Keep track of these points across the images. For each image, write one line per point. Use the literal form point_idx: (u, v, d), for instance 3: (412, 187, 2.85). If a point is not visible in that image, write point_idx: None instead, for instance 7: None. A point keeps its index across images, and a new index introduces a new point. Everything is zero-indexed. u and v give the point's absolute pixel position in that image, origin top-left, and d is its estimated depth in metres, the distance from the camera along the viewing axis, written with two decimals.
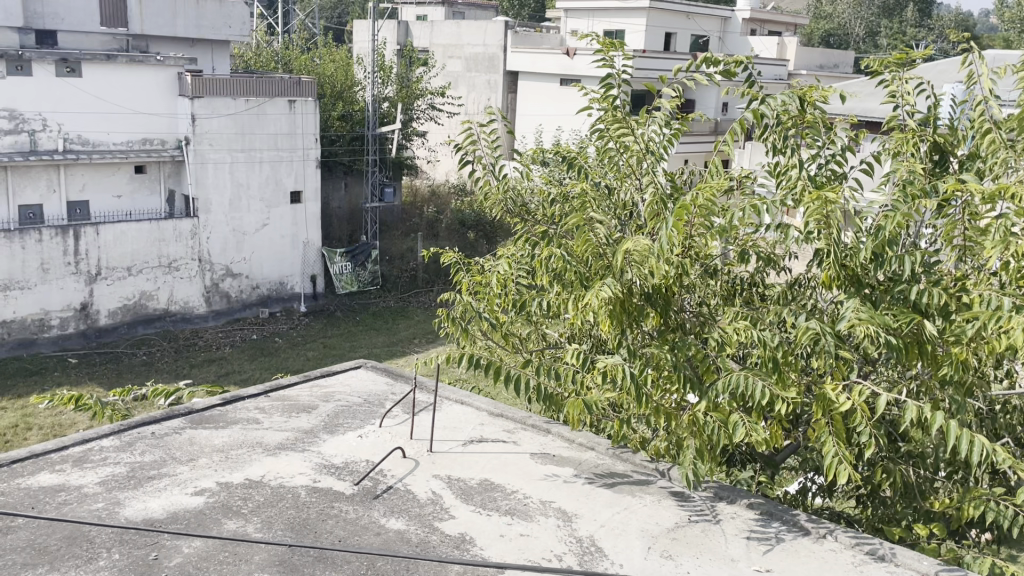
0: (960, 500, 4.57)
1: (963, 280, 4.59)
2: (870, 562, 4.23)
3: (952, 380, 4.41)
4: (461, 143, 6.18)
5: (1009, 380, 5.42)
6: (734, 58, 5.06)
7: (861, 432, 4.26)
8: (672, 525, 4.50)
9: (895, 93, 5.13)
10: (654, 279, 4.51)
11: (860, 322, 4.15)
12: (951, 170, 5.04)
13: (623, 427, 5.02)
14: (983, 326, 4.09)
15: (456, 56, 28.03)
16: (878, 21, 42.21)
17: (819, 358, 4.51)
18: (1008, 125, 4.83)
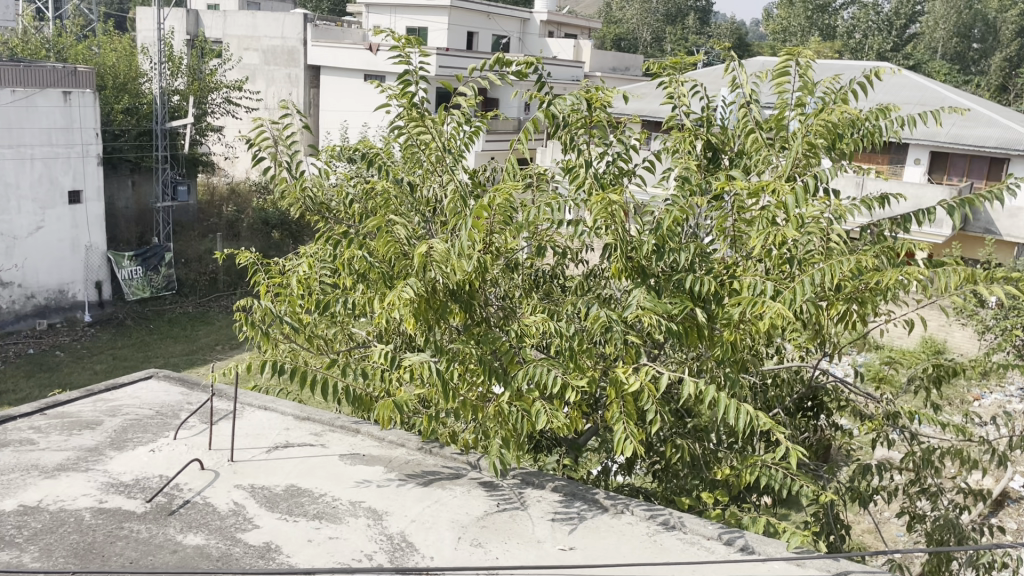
0: (738, 468, 5.03)
1: (734, 266, 5.01)
2: (662, 531, 4.54)
3: (728, 360, 4.81)
4: (253, 140, 5.84)
5: (780, 356, 6.03)
6: (524, 59, 5.18)
7: (650, 412, 4.58)
8: (481, 514, 4.61)
9: (672, 95, 5.51)
10: (456, 277, 4.55)
11: (645, 311, 4.45)
12: (723, 166, 5.49)
13: (432, 423, 5.09)
14: (749, 311, 4.51)
15: (252, 48, 26.88)
16: (662, 27, 45.36)
17: (610, 345, 4.77)
18: (768, 126, 5.31)
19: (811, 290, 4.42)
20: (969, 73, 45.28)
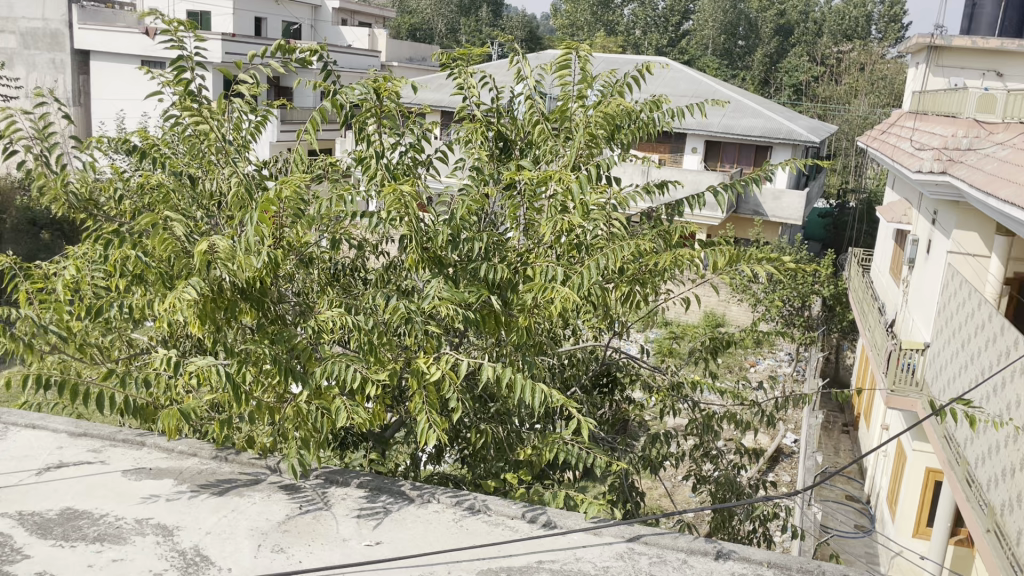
0: (540, 447, 5.19)
1: (528, 253, 5.14)
2: (468, 516, 4.60)
3: (525, 344, 4.93)
4: (1, 132, 5.21)
5: (576, 337, 6.29)
6: (308, 46, 5.01)
7: (451, 400, 4.61)
8: (283, 518, 4.45)
9: (462, 86, 5.55)
10: (244, 275, 4.32)
11: (441, 301, 4.47)
12: (514, 156, 5.62)
13: (226, 428, 4.84)
14: (541, 296, 4.65)
15: (7, 30, 24.37)
16: (456, 19, 45.95)
17: (410, 336, 4.75)
18: (553, 117, 5.49)
19: (597, 274, 4.65)
20: (736, 67, 49.58)
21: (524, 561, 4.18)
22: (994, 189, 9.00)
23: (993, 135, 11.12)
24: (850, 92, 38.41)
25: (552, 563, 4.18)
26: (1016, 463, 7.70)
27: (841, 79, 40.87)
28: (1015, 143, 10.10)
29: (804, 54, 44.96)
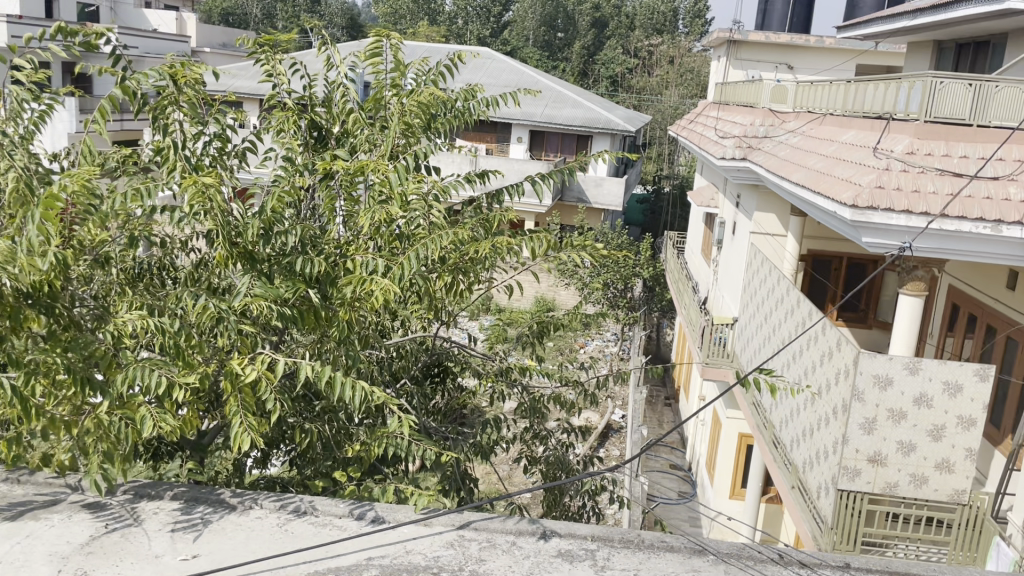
0: (368, 443, 5.09)
1: (347, 246, 5.01)
2: (294, 519, 4.44)
3: (346, 339, 4.80)
4: None
5: (404, 328, 6.22)
6: (93, 29, 4.64)
7: (269, 400, 4.42)
8: (86, 539, 4.12)
9: (271, 73, 5.33)
10: (27, 278, 3.94)
11: (254, 298, 4.27)
12: (330, 146, 5.48)
13: (15, 447, 4.41)
14: (361, 288, 4.54)
15: None
16: (272, 4, 44.50)
17: (222, 336, 4.50)
18: (368, 107, 5.38)
19: (418, 264, 4.59)
20: (556, 58, 51.14)
21: (353, 560, 4.09)
22: (788, 173, 9.81)
23: (785, 124, 12.11)
24: (661, 84, 40.63)
25: (382, 559, 4.12)
26: (814, 423, 8.44)
27: (653, 71, 43.07)
28: (803, 130, 11.06)
29: (618, 47, 47.09)
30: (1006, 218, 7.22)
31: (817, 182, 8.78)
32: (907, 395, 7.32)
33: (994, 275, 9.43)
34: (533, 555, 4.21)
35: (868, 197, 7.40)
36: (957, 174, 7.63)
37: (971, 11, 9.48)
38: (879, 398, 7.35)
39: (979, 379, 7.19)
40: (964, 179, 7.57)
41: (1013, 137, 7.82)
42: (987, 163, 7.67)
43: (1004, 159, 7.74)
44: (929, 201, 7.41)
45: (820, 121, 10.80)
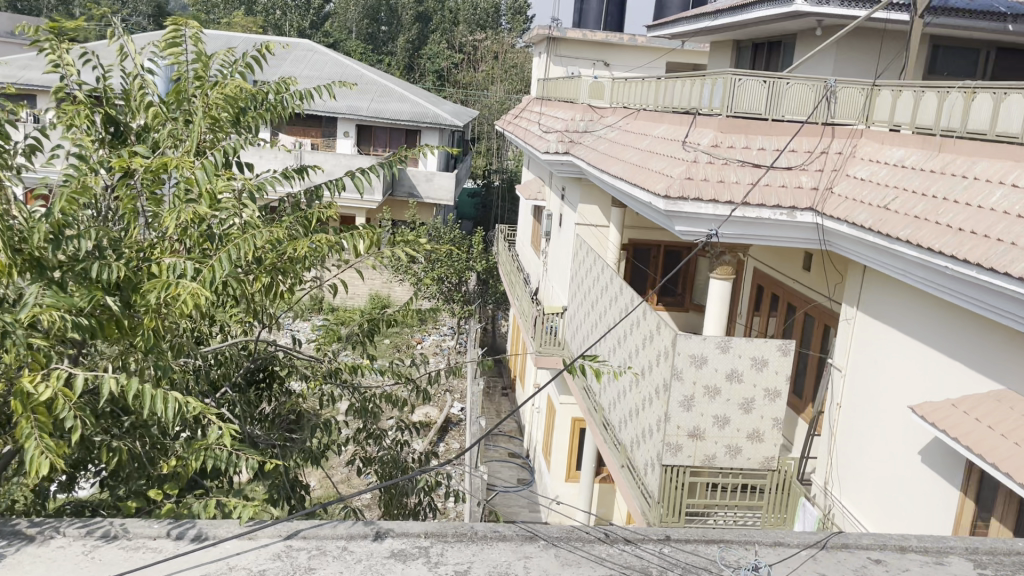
0: (185, 457, 4.77)
1: (153, 249, 4.69)
2: (102, 545, 4.10)
3: (154, 348, 4.48)
4: None
5: (222, 334, 5.91)
6: None
7: (67, 420, 4.05)
8: None
9: (58, 63, 4.88)
10: None
11: (42, 309, 3.88)
12: (129, 143, 5.10)
13: None
14: (167, 294, 4.24)
15: None
16: None
17: (8, 353, 4.07)
18: (170, 101, 5.07)
19: (231, 267, 4.36)
20: (381, 52, 50.66)
21: None
22: (607, 166, 10.23)
23: (604, 118, 12.60)
24: (488, 78, 41.17)
25: None
26: (639, 404, 8.84)
27: (479, 66, 43.61)
28: (620, 124, 11.55)
29: (443, 42, 47.25)
30: (799, 205, 7.92)
31: (634, 174, 9.22)
32: (721, 371, 7.81)
33: (791, 258, 10.25)
34: (365, 559, 4.08)
35: (679, 188, 7.84)
36: (756, 165, 8.22)
37: (763, 13, 10.24)
38: (696, 375, 7.81)
39: (782, 353, 7.81)
40: (762, 169, 8.18)
41: (803, 130, 8.52)
42: (781, 154, 8.33)
43: (796, 151, 8.42)
44: (732, 190, 7.96)
45: (634, 116, 11.31)
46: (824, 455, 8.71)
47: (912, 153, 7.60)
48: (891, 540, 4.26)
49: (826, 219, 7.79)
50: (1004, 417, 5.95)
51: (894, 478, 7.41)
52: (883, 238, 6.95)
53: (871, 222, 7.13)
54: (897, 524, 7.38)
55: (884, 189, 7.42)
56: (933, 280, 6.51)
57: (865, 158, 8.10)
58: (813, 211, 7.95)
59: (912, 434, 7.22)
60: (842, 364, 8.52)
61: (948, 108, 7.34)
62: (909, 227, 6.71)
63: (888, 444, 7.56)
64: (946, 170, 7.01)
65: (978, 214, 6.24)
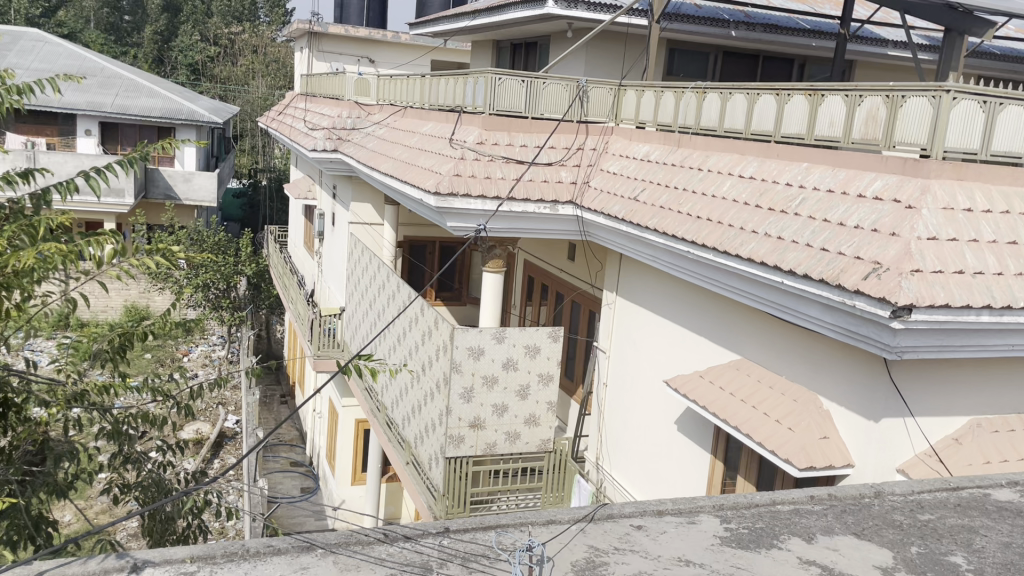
0: None
1: None
2: None
3: None
4: None
5: None
6: None
7: None
8: None
9: None
10: None
11: None
12: None
13: None
14: None
15: None
16: None
17: None
18: None
19: None
20: (125, 44, 46.88)
21: None
22: (376, 165, 10.18)
23: (371, 116, 12.53)
24: (248, 73, 39.46)
25: None
26: (421, 400, 8.88)
27: (237, 60, 41.68)
28: (387, 122, 11.52)
29: (197, 34, 44.68)
30: (560, 199, 8.34)
31: (404, 172, 9.23)
32: (496, 361, 8.02)
33: (557, 249, 10.76)
34: None
35: (448, 185, 7.96)
36: (519, 161, 8.50)
37: (518, 15, 10.65)
38: (474, 367, 7.97)
39: (552, 340, 8.17)
40: (525, 165, 8.48)
41: (559, 128, 8.92)
42: (542, 151, 8.66)
43: (555, 147, 8.79)
44: (498, 185, 8.19)
45: (400, 114, 11.33)
46: (594, 433, 9.26)
47: (655, 149, 8.25)
48: (649, 506, 4.47)
49: (585, 211, 8.27)
50: (743, 384, 6.65)
51: (656, 448, 8.03)
52: (634, 228, 7.50)
53: (623, 213, 7.66)
54: (659, 491, 8.01)
55: (633, 183, 8.01)
56: (678, 264, 7.13)
57: (616, 153, 8.70)
58: (573, 205, 8.41)
59: (668, 407, 7.85)
60: (606, 346, 9.08)
61: (684, 106, 8.05)
62: (657, 216, 7.28)
63: (649, 417, 8.17)
64: (685, 163, 7.68)
65: (712, 203, 6.89)
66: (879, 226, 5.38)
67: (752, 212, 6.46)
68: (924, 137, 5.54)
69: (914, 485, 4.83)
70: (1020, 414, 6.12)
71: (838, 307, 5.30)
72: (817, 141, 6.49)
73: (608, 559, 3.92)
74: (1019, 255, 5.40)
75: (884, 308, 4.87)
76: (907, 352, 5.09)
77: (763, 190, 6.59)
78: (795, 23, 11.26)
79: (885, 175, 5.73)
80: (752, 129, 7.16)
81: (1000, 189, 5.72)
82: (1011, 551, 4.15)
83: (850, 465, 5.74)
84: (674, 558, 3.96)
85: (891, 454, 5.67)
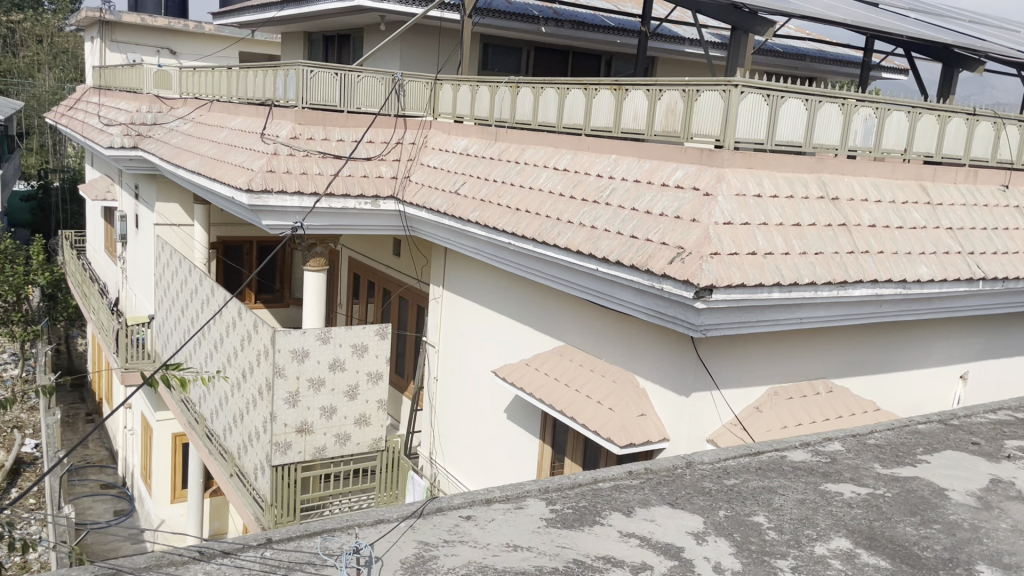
0: None
1: None
2: None
3: None
4: None
5: None
6: None
7: None
8: None
9: None
10: None
11: None
12: None
13: None
14: None
15: None
16: None
17: None
18: None
19: None
20: None
21: None
22: (182, 162, 9.60)
23: (174, 111, 11.83)
24: (31, 65, 36.09)
25: None
26: (243, 408, 8.48)
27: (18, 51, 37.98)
28: (192, 117, 10.91)
29: None
30: (381, 194, 8.25)
31: (213, 169, 8.76)
32: (322, 362, 7.79)
33: (381, 245, 10.63)
34: None
35: (261, 181, 7.60)
36: (336, 156, 8.28)
37: (327, 6, 10.38)
38: (298, 370, 7.69)
39: (379, 337, 8.06)
40: (343, 160, 8.28)
41: (376, 122, 8.76)
42: (359, 145, 8.48)
43: (373, 142, 8.64)
44: (315, 181, 7.95)
45: (207, 108, 10.76)
46: (427, 428, 9.26)
47: (474, 142, 8.35)
48: (478, 496, 4.51)
49: (406, 206, 8.26)
50: (566, 369, 6.86)
51: (486, 437, 8.14)
52: (456, 221, 7.55)
53: (444, 206, 7.69)
54: (491, 479, 8.15)
55: (453, 176, 8.06)
56: (500, 256, 7.25)
57: (436, 147, 8.73)
58: (394, 200, 8.34)
59: (497, 396, 7.98)
60: (435, 340, 9.09)
61: (498, 101, 8.17)
62: (477, 209, 7.36)
63: (479, 407, 8.27)
64: (502, 157, 7.81)
65: (530, 195, 7.06)
66: (681, 213, 5.71)
67: (567, 203, 6.67)
68: (717, 128, 5.91)
69: (720, 453, 5.17)
70: (810, 380, 6.72)
71: (648, 291, 5.58)
72: (623, 133, 6.78)
73: (438, 553, 3.90)
74: (802, 236, 5.92)
75: (688, 290, 5.18)
76: (710, 330, 5.45)
77: (576, 181, 6.82)
78: (600, 20, 11.72)
79: (685, 165, 6.09)
80: (564, 123, 7.37)
81: (785, 175, 6.23)
82: (805, 506, 4.54)
83: (665, 439, 6.07)
84: (503, 544, 4.01)
85: (701, 426, 6.06)
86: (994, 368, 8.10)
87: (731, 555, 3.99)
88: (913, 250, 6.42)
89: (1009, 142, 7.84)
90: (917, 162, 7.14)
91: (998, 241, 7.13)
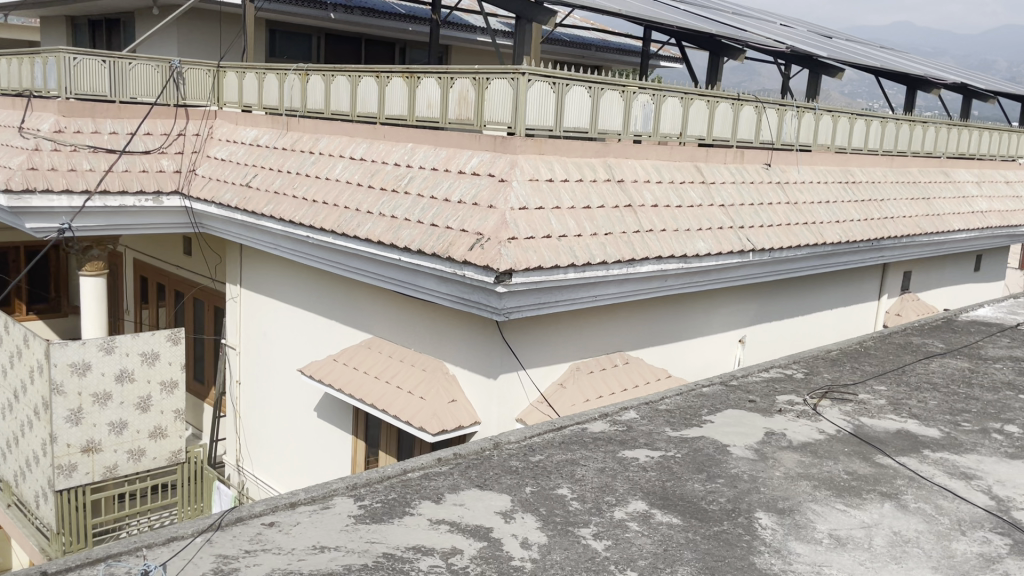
0: None
1: None
2: None
3: None
4: None
5: None
6: None
7: None
8: None
9: None
10: None
11: None
12: None
13: None
14: None
15: None
16: None
17: None
18: None
19: None
20: None
21: None
22: None
23: None
24: None
25: None
26: (17, 432, 7.67)
27: None
28: None
29: None
30: (163, 190, 7.80)
31: None
32: (108, 374, 7.20)
33: (168, 244, 9.98)
34: None
35: (21, 180, 6.87)
36: (109, 150, 7.63)
37: None
38: (80, 386, 7.05)
39: (172, 342, 7.56)
40: (117, 154, 7.66)
41: (153, 112, 8.09)
42: (135, 137, 7.86)
43: (151, 134, 8.04)
44: (85, 178, 7.30)
45: None
46: (232, 434, 8.83)
47: (264, 132, 8.01)
48: (281, 500, 4.34)
49: (193, 202, 7.87)
50: (374, 361, 6.79)
51: (296, 437, 7.89)
52: (249, 216, 7.24)
53: (236, 201, 7.36)
54: (302, 479, 7.92)
55: (244, 169, 7.71)
56: (298, 250, 7.03)
57: (222, 139, 8.32)
58: (179, 196, 7.93)
59: (305, 394, 7.75)
60: (235, 342, 8.66)
61: (288, 89, 7.86)
62: (271, 203, 7.09)
63: (286, 407, 8.00)
64: (295, 147, 7.55)
65: (325, 186, 6.88)
66: (478, 200, 5.79)
67: (365, 193, 6.56)
68: (508, 116, 6.02)
69: (526, 431, 5.31)
70: (607, 353, 7.08)
71: (450, 278, 5.62)
72: (417, 121, 6.75)
73: (239, 565, 3.71)
74: (592, 218, 6.19)
75: (489, 275, 5.28)
76: (512, 312, 5.57)
77: (373, 170, 6.72)
78: (390, 7, 11.62)
79: (479, 153, 6.17)
80: (358, 111, 7.21)
81: (573, 160, 6.48)
82: (605, 474, 4.77)
83: (477, 422, 6.16)
84: (309, 548, 3.90)
85: (509, 407, 6.21)
86: (764, 333, 8.87)
87: (538, 529, 4.11)
88: (692, 227, 6.91)
89: (770, 124, 8.61)
90: (692, 145, 7.66)
91: (764, 215, 7.81)
